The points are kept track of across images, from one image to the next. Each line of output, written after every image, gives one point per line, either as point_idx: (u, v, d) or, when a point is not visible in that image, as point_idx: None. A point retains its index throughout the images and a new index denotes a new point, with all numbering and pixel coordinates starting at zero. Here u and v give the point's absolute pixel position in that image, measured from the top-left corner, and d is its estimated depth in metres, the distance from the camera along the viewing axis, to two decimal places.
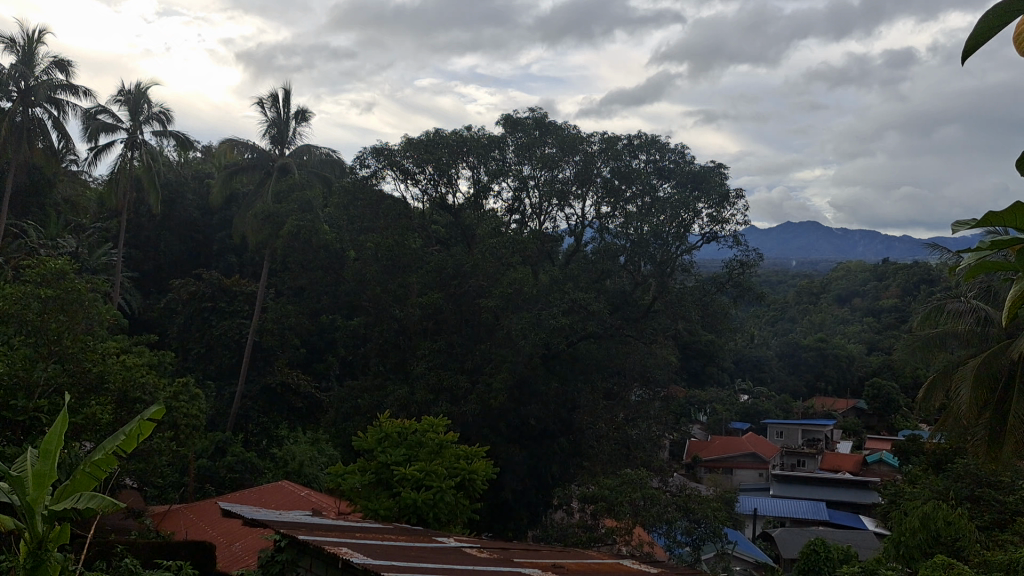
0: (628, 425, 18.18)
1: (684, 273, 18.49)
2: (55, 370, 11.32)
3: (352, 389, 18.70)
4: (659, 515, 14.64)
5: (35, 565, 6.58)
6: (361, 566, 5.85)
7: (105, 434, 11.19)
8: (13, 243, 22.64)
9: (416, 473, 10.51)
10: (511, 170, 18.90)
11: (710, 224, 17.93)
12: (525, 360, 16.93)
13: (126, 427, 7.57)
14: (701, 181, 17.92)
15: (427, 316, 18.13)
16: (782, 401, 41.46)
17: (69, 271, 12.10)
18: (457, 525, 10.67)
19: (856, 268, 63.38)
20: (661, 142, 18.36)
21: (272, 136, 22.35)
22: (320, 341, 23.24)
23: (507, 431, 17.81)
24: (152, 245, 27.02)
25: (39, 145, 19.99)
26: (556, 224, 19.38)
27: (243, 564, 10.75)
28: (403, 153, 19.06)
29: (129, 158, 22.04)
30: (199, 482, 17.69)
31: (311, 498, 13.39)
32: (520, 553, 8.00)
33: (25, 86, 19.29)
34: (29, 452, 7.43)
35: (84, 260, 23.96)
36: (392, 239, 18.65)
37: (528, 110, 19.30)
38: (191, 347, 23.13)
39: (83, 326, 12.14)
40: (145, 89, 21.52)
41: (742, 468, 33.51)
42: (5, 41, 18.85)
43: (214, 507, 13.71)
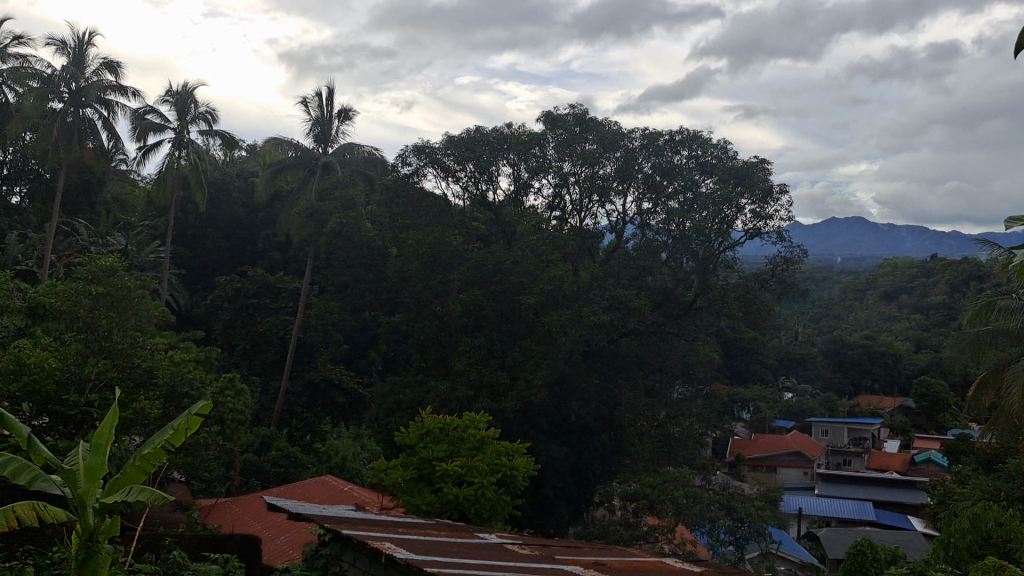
0: (670, 423, 18.03)
1: (727, 270, 18.27)
2: (105, 365, 11.54)
3: (394, 385, 18.84)
4: (702, 514, 14.57)
5: (86, 556, 6.64)
6: (404, 560, 5.90)
7: (153, 428, 11.43)
8: (64, 240, 23.16)
9: (457, 469, 10.53)
10: (552, 167, 18.89)
11: (753, 220, 17.70)
12: (565, 357, 16.93)
13: (174, 421, 7.65)
14: (744, 177, 17.69)
15: (467, 313, 18.22)
16: (827, 399, 40.93)
17: (119, 268, 12.32)
18: (499, 521, 10.68)
19: (904, 264, 62.25)
20: (704, 137, 18.14)
21: (315, 134, 22.56)
22: (362, 337, 23.43)
23: (549, 428, 17.81)
24: (198, 242, 27.48)
25: (89, 145, 20.44)
26: (596, 221, 19.25)
27: (286, 556, 10.92)
28: (444, 150, 19.16)
29: (176, 156, 22.40)
30: (243, 476, 17.94)
31: (354, 493, 13.52)
32: (562, 550, 7.98)
33: (76, 87, 19.70)
34: (80, 445, 7.55)
35: (132, 257, 24.39)
36: (433, 236, 18.82)
37: (569, 106, 19.23)
38: (236, 342, 23.47)
39: (133, 321, 12.36)
40: (192, 88, 21.84)
41: (786, 467, 33.21)
42: (57, 42, 19.25)
43: (259, 501, 13.90)
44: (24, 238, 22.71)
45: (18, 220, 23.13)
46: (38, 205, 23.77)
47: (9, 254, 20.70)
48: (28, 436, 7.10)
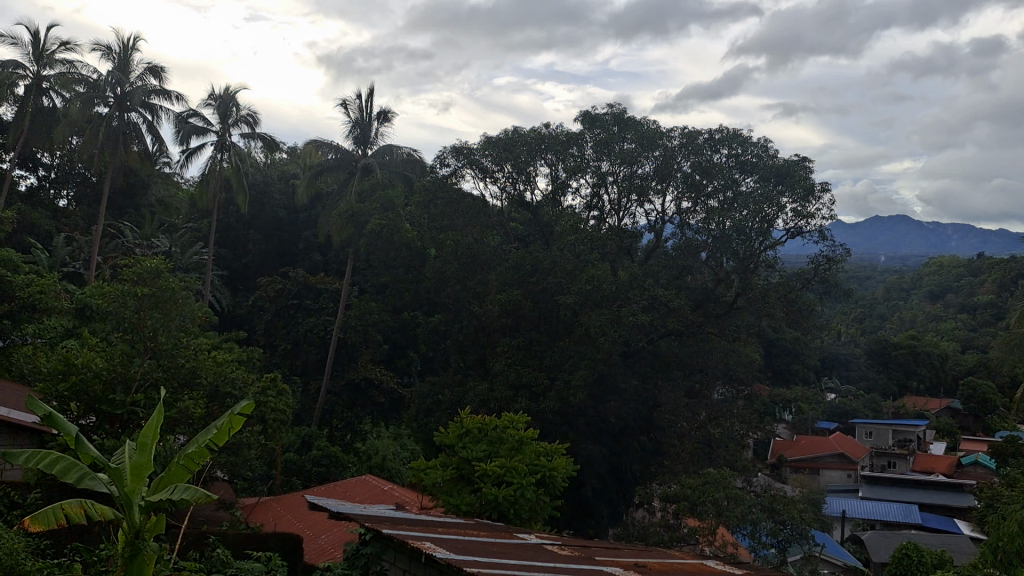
0: (710, 424, 17.89)
1: (768, 270, 18.08)
2: (150, 365, 11.71)
3: (433, 385, 18.93)
4: (743, 516, 14.46)
5: (132, 554, 6.73)
6: (444, 560, 5.94)
7: (197, 428, 11.58)
8: (110, 242, 23.59)
9: (496, 469, 10.53)
10: (590, 166, 18.83)
11: (794, 219, 17.50)
12: (605, 357, 16.86)
13: (218, 421, 7.75)
14: (785, 175, 17.48)
15: (506, 313, 18.23)
16: (871, 400, 40.24)
17: (164, 270, 12.47)
18: (538, 522, 10.66)
19: (950, 263, 61.18)
20: (744, 136, 17.97)
21: (355, 137, 22.74)
22: (402, 337, 23.56)
23: (587, 429, 17.75)
24: (240, 245, 27.82)
25: (134, 148, 20.80)
26: (635, 220, 19.12)
27: (328, 555, 11.03)
28: (482, 151, 19.29)
29: (219, 159, 22.68)
30: (285, 475, 18.13)
31: (394, 492, 13.59)
32: (602, 552, 7.97)
33: (121, 91, 20.05)
34: (127, 444, 7.68)
35: (176, 259, 24.77)
36: (471, 237, 18.87)
37: (607, 106, 19.13)
38: (279, 343, 23.74)
39: (177, 322, 12.52)
40: (233, 92, 22.11)
41: (829, 469, 32.80)
42: (102, 48, 19.62)
43: (301, 500, 14.02)
44: (72, 240, 23.18)
45: (66, 223, 23.61)
46: (85, 208, 24.24)
47: (57, 256, 21.15)
48: (75, 435, 7.22)
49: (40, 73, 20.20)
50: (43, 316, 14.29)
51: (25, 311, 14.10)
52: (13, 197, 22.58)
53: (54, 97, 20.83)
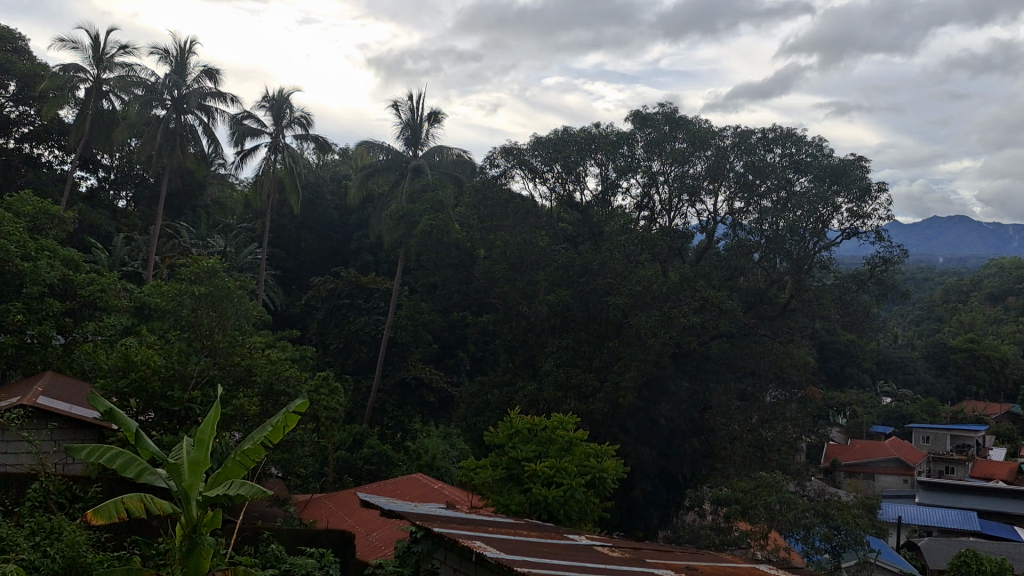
0: (762, 427, 17.62)
1: (821, 271, 17.85)
2: (206, 363, 11.88)
3: (482, 384, 18.99)
4: (796, 521, 14.30)
5: (190, 548, 6.86)
6: (494, 559, 5.95)
7: (252, 425, 11.73)
8: (168, 243, 24.13)
9: (546, 469, 10.51)
10: (640, 166, 18.68)
11: (850, 219, 17.21)
12: (655, 359, 16.76)
13: (273, 419, 7.85)
14: (841, 175, 17.21)
15: (555, 314, 18.24)
16: (929, 404, 38.83)
17: (220, 269, 12.63)
18: (588, 523, 10.64)
19: (1011, 265, 59.75)
20: (798, 135, 17.72)
21: (407, 138, 22.95)
22: (451, 337, 23.68)
23: (637, 430, 17.67)
24: (294, 245, 28.25)
25: (190, 150, 21.22)
26: (686, 221, 18.93)
27: (379, 552, 11.14)
28: (532, 151, 19.41)
29: (272, 160, 23.01)
30: (337, 473, 18.33)
31: (444, 491, 13.68)
32: (653, 554, 7.91)
33: (178, 94, 20.46)
34: (184, 441, 7.83)
35: (232, 258, 25.21)
36: (521, 237, 18.90)
37: (658, 105, 18.99)
38: (331, 342, 24.02)
39: (233, 321, 12.68)
40: (287, 94, 22.42)
41: (885, 474, 32.30)
42: (160, 51, 20.03)
43: (352, 498, 14.16)
44: (131, 240, 23.71)
45: (126, 223, 24.16)
46: (143, 208, 24.78)
47: (116, 256, 21.67)
48: (135, 431, 7.40)
49: (100, 76, 20.64)
50: (102, 314, 14.62)
51: (85, 308, 14.43)
52: (75, 197, 23.15)
53: (114, 101, 21.27)
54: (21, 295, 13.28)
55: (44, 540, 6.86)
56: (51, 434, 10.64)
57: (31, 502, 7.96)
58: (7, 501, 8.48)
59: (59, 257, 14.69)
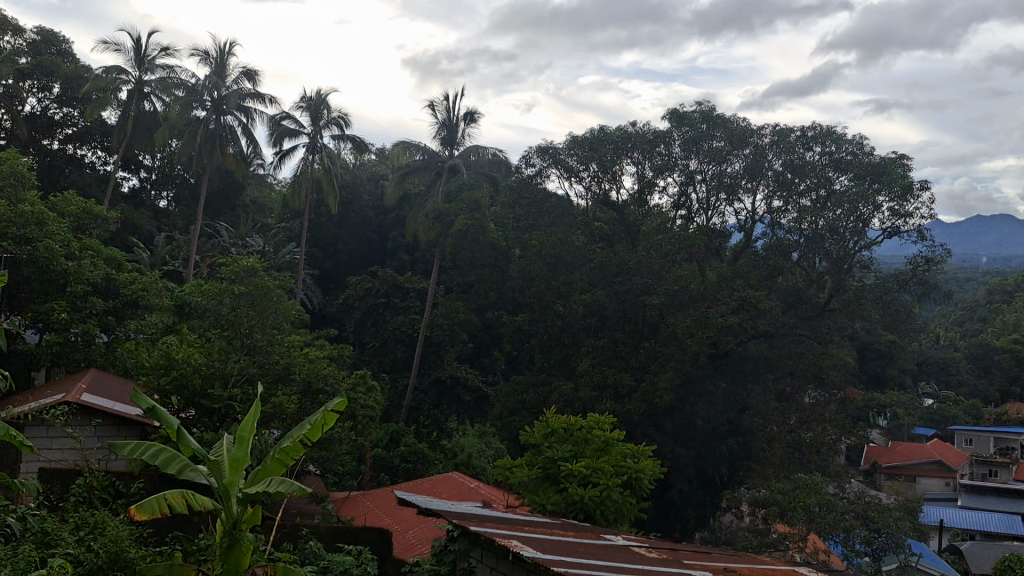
0: (801, 428, 17.44)
1: (862, 270, 17.62)
2: (246, 361, 12.00)
3: (518, 384, 19.02)
4: (836, 523, 14.16)
5: (230, 543, 6.92)
6: (531, 558, 5.96)
7: (291, 423, 11.82)
8: (209, 242, 24.47)
9: (582, 469, 10.48)
10: (677, 165, 18.62)
11: (891, 218, 16.93)
12: (692, 358, 16.66)
13: (311, 417, 7.92)
14: (882, 173, 16.94)
15: (590, 313, 18.21)
16: (972, 406, 38.17)
17: (259, 268, 12.75)
18: (624, 524, 10.60)
19: None
20: (837, 133, 17.53)
21: (443, 137, 23.04)
22: (487, 336, 23.74)
23: (673, 430, 17.60)
24: (332, 244, 28.50)
25: (230, 150, 21.51)
26: (724, 219, 18.78)
27: (416, 550, 11.20)
28: (568, 150, 19.39)
29: (310, 161, 23.21)
30: (374, 471, 18.46)
31: (481, 489, 13.73)
32: (689, 556, 7.87)
33: (217, 95, 20.76)
34: (225, 438, 7.96)
35: (270, 258, 25.49)
36: (556, 236, 18.89)
37: (695, 104, 18.88)
38: (368, 340, 24.20)
39: (272, 320, 12.80)
40: (325, 94, 22.59)
41: (926, 477, 31.79)
42: (200, 53, 20.31)
43: (390, 496, 14.26)
44: (172, 240, 24.06)
45: (167, 222, 24.50)
46: (184, 208, 25.13)
47: (157, 255, 22.00)
48: (177, 428, 7.53)
49: (142, 78, 20.93)
50: (143, 312, 14.84)
51: (127, 307, 14.66)
52: (117, 197, 23.53)
53: (155, 102, 21.58)
54: (66, 293, 13.53)
55: (88, 535, 6.98)
56: (95, 431, 10.82)
57: (75, 498, 8.09)
58: (52, 496, 8.62)
59: (102, 256, 14.94)
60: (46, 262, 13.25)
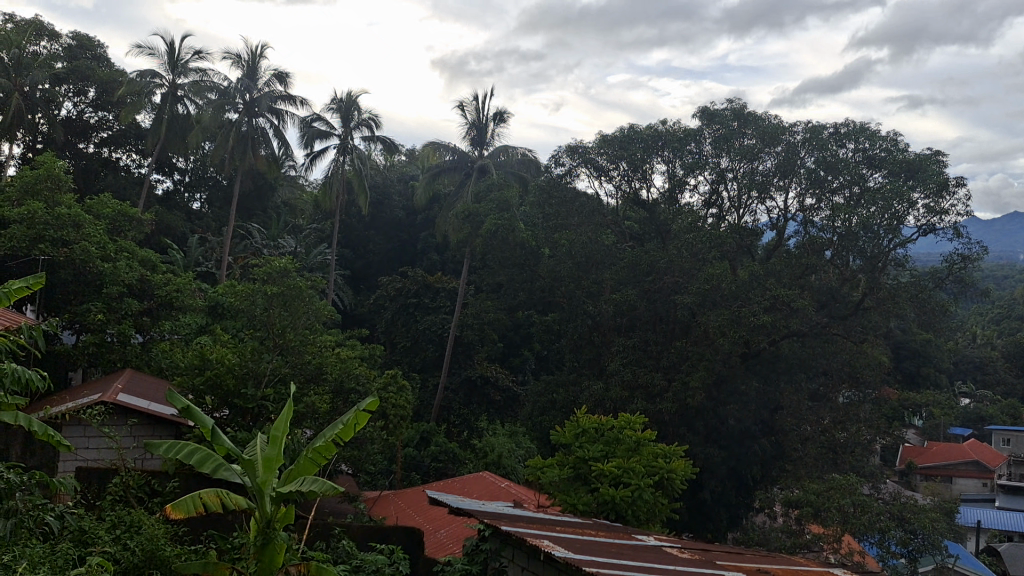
0: (835, 428, 17.28)
1: (896, 269, 17.38)
2: (278, 361, 12.09)
3: (548, 384, 19.02)
4: (871, 524, 13.96)
5: (264, 542, 6.99)
6: (562, 558, 5.94)
7: (323, 423, 11.88)
8: (242, 243, 24.73)
9: (614, 469, 10.45)
10: (708, 163, 18.53)
11: (926, 215, 16.67)
12: (724, 358, 16.55)
13: (343, 417, 7.96)
14: (917, 170, 16.69)
15: (621, 313, 18.16)
16: (1011, 406, 37.58)
17: (291, 269, 12.85)
18: (656, 524, 10.55)
19: None
20: (871, 129, 17.32)
21: (472, 138, 23.08)
22: (517, 336, 23.76)
23: (705, 430, 17.50)
24: (363, 245, 28.67)
25: (262, 152, 21.74)
26: (756, 218, 18.65)
27: (447, 550, 11.25)
28: (598, 149, 19.33)
29: (341, 162, 23.36)
30: (405, 470, 18.55)
31: (511, 489, 13.74)
32: (722, 556, 7.84)
33: (250, 98, 20.98)
34: (258, 437, 8.03)
35: (302, 258, 25.69)
36: (586, 236, 18.87)
37: (726, 101, 18.75)
38: (398, 340, 24.32)
39: (305, 320, 12.89)
40: (355, 96, 22.72)
41: (964, 477, 31.29)
42: (233, 56, 20.51)
43: (421, 495, 14.31)
44: (205, 241, 24.33)
45: (200, 224, 24.78)
46: (217, 210, 25.40)
47: (191, 256, 22.25)
48: (211, 428, 7.60)
49: (176, 82, 21.16)
50: (178, 313, 15.03)
51: (162, 308, 14.86)
52: (152, 200, 23.84)
53: (189, 105, 21.82)
54: (102, 294, 13.74)
55: (125, 533, 7.08)
56: (131, 430, 10.97)
57: (111, 497, 8.21)
58: (90, 495, 8.75)
59: (137, 257, 15.15)
60: (84, 265, 13.46)
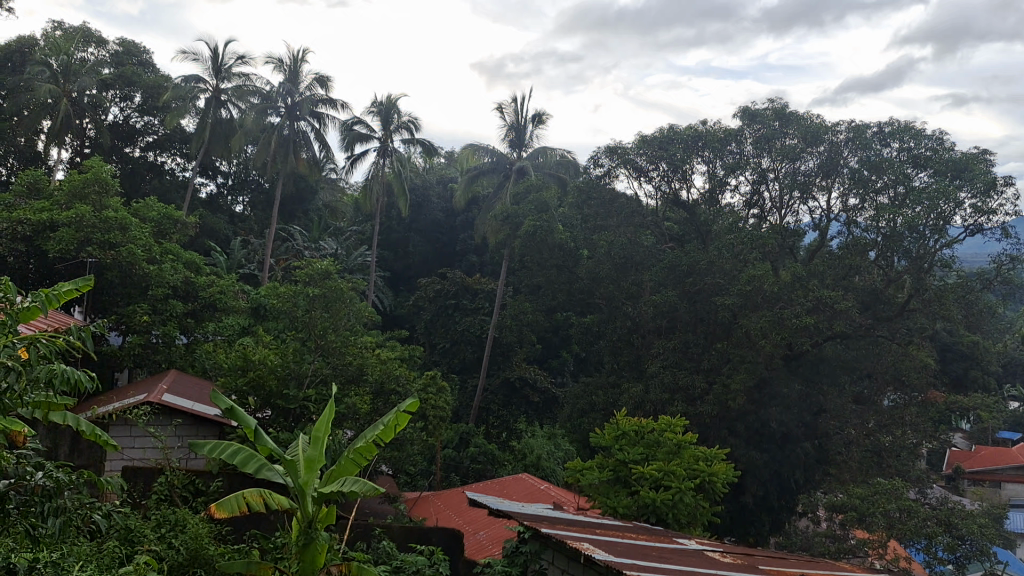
0: (880, 432, 17.05)
1: (943, 270, 17.01)
2: (320, 363, 12.18)
3: (587, 385, 18.97)
4: (918, 530, 13.65)
5: (306, 542, 7.03)
6: (604, 561, 5.91)
7: (364, 424, 11.96)
8: (283, 245, 25.00)
9: (654, 472, 10.38)
10: (749, 163, 18.41)
11: (973, 215, 16.24)
12: (767, 360, 16.36)
13: (384, 418, 8.00)
14: (963, 169, 16.33)
15: (661, 315, 18.08)
16: None
17: (333, 271, 12.97)
18: (697, 527, 10.44)
19: None
20: (917, 128, 17.06)
21: (511, 140, 23.10)
22: (556, 338, 23.74)
23: (746, 433, 17.35)
24: (402, 247, 28.84)
25: (303, 155, 21.97)
26: (798, 218, 18.40)
27: (487, 551, 11.30)
28: (637, 150, 19.23)
29: (381, 164, 23.52)
30: (444, 471, 18.62)
31: (551, 491, 13.74)
32: (765, 560, 7.76)
33: (291, 101, 21.23)
34: (300, 438, 8.10)
35: (343, 260, 25.89)
36: (625, 237, 18.85)
37: (767, 101, 18.55)
38: (437, 342, 24.43)
39: (346, 321, 12.99)
40: (395, 99, 22.85)
41: (1013, 482, 30.46)
42: (275, 60, 20.74)
43: (461, 497, 14.36)
44: (247, 244, 24.62)
45: (243, 226, 25.09)
46: (259, 212, 25.71)
47: (234, 259, 22.53)
48: (254, 428, 7.69)
49: (219, 86, 21.44)
50: (221, 315, 15.24)
51: (205, 309, 15.07)
52: (196, 203, 24.19)
53: (231, 109, 22.10)
54: (148, 296, 13.97)
55: (170, 532, 7.18)
56: (176, 431, 11.12)
57: (156, 496, 8.32)
58: (135, 494, 8.88)
59: (182, 260, 15.39)
60: (130, 267, 13.70)
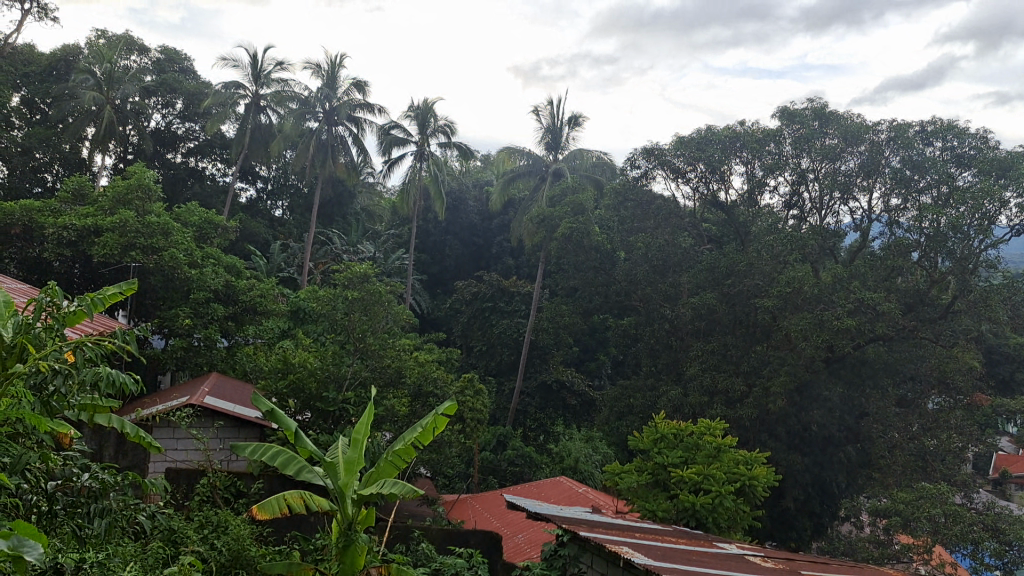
0: (924, 435, 16.77)
1: (988, 271, 16.62)
2: (358, 365, 12.24)
3: (625, 388, 18.88)
4: (964, 535, 13.38)
5: (346, 544, 7.09)
6: (643, 565, 5.87)
7: (403, 426, 12.00)
8: (322, 249, 25.20)
9: (693, 475, 10.29)
10: (789, 164, 18.26)
11: (1019, 215, 15.88)
12: (808, 362, 16.16)
13: (422, 420, 8.05)
14: (1008, 168, 15.85)
15: (700, 317, 17.95)
16: None
17: (370, 274, 13.03)
18: (737, 531, 10.33)
19: None
20: (960, 126, 16.69)
21: (547, 142, 23.09)
22: (593, 340, 23.65)
23: (787, 436, 17.16)
24: (439, 250, 28.95)
25: (341, 159, 22.15)
26: (839, 219, 18.18)
27: (526, 553, 11.33)
28: (674, 151, 19.12)
29: (418, 168, 23.64)
30: (482, 473, 18.65)
31: (589, 494, 13.71)
32: (807, 565, 7.65)
33: (329, 106, 21.41)
34: (340, 440, 8.17)
35: (381, 264, 26.05)
36: (663, 239, 18.84)
37: (807, 101, 18.34)
38: (475, 345, 24.47)
39: (384, 323, 13.05)
40: (431, 103, 22.96)
41: None
42: (313, 66, 20.94)
43: (499, 499, 14.37)
44: (287, 247, 24.86)
45: (282, 230, 25.35)
46: (298, 216, 25.96)
47: (274, 262, 22.76)
48: (294, 430, 7.78)
49: (258, 92, 21.69)
50: (262, 318, 15.40)
51: (246, 312, 15.24)
52: (236, 207, 24.47)
53: (270, 114, 22.35)
54: (189, 299, 14.14)
55: (213, 533, 7.27)
56: (217, 433, 11.23)
57: (199, 497, 8.42)
58: (179, 495, 8.98)
59: (223, 264, 15.59)
60: (172, 271, 13.90)
